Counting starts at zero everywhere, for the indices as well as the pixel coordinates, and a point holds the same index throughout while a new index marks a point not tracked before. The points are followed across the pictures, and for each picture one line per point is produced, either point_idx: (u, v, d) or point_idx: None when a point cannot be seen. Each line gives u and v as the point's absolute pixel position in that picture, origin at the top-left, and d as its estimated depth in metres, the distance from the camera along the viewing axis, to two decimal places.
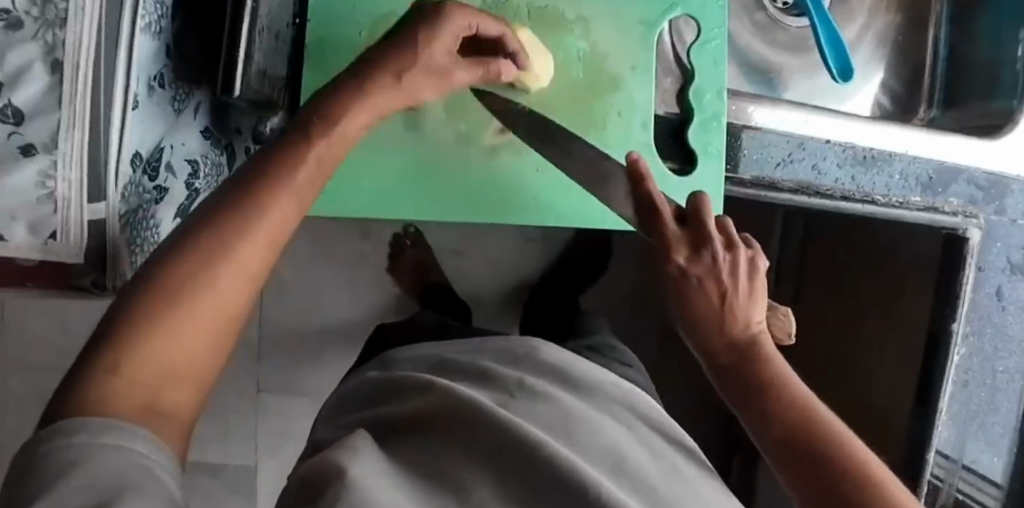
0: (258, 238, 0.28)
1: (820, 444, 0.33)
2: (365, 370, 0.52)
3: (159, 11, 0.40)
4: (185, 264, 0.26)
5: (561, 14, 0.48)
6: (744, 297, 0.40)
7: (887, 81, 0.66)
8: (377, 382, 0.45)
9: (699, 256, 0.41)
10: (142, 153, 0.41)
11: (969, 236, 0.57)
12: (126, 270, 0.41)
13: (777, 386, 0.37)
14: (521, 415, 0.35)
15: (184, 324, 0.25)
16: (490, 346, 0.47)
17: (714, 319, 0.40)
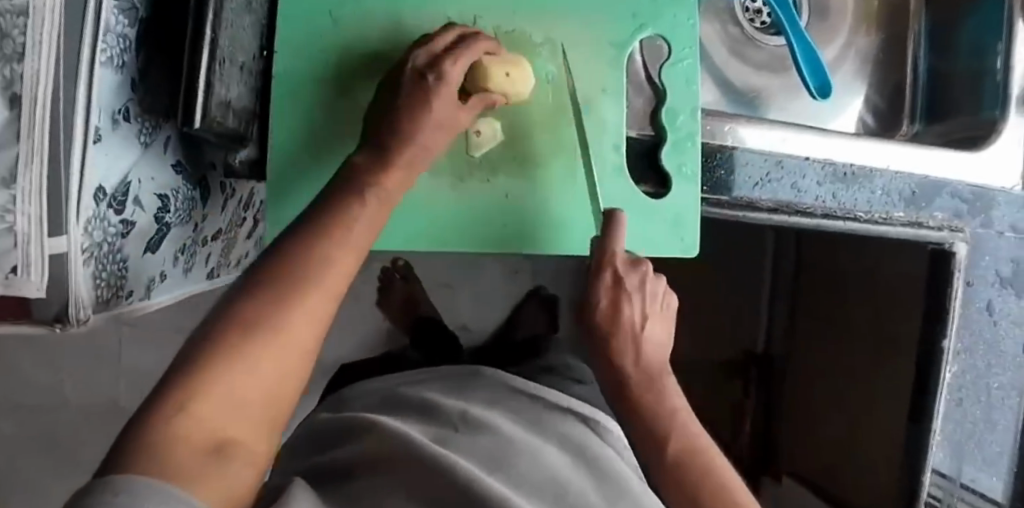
0: (323, 286, 0.32)
1: (690, 458, 0.45)
2: (320, 415, 0.60)
3: (121, 45, 0.40)
4: (257, 312, 0.30)
5: (531, 38, 0.48)
6: (655, 326, 0.49)
7: (868, 97, 0.65)
8: (337, 423, 0.54)
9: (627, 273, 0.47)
10: (107, 188, 0.40)
11: (956, 251, 0.56)
12: (91, 304, 0.41)
13: (658, 406, 0.48)
14: (463, 451, 0.44)
15: (256, 365, 0.29)
16: (438, 388, 0.56)
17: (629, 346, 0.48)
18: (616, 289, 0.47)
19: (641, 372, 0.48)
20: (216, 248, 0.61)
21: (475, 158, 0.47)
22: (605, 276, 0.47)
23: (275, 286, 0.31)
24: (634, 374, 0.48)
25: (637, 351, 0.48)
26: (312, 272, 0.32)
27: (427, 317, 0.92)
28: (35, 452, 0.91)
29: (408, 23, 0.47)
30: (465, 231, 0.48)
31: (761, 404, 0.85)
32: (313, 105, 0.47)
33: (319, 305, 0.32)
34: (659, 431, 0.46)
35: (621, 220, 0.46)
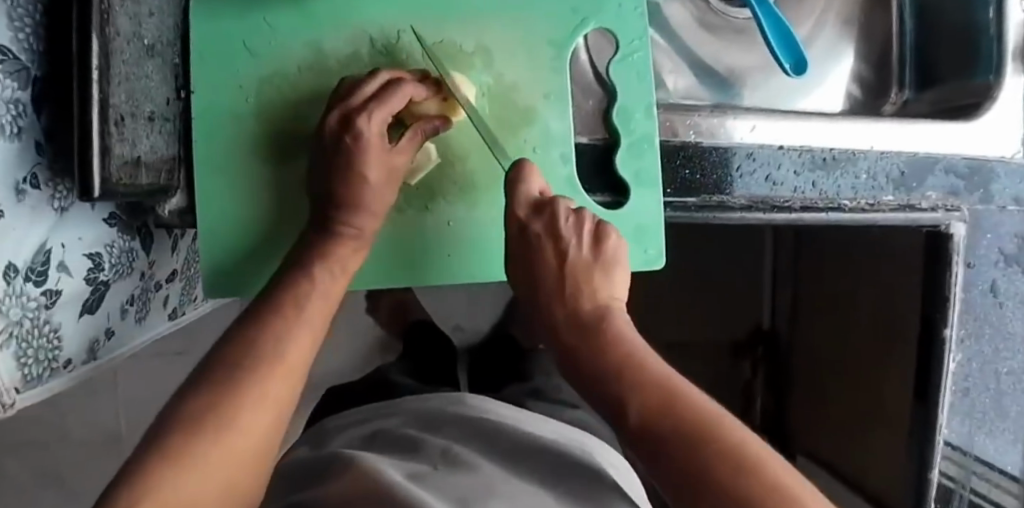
0: (279, 374, 0.33)
1: (663, 410, 0.31)
2: (296, 448, 0.50)
3: (14, 110, 0.36)
4: (215, 403, 0.30)
5: (460, 49, 0.45)
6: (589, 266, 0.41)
7: (855, 66, 0.60)
8: (292, 479, 0.42)
9: (539, 211, 0.41)
10: (19, 263, 0.37)
11: (953, 232, 0.51)
12: (17, 385, 0.38)
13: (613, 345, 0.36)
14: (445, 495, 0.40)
15: (219, 447, 0.29)
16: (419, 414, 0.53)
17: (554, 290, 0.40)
18: (525, 238, 0.41)
19: (580, 327, 0.38)
20: (175, 288, 0.59)
21: (414, 186, 0.45)
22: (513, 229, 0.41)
23: (233, 376, 0.32)
24: (570, 329, 0.38)
25: (564, 299, 0.40)
26: (269, 361, 0.33)
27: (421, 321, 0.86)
28: (40, 486, 0.91)
29: (328, 47, 0.44)
30: (407, 269, 0.45)
31: (769, 380, 0.83)
32: (237, 144, 0.44)
33: (272, 390, 0.32)
34: (615, 365, 0.35)
35: (524, 167, 0.41)
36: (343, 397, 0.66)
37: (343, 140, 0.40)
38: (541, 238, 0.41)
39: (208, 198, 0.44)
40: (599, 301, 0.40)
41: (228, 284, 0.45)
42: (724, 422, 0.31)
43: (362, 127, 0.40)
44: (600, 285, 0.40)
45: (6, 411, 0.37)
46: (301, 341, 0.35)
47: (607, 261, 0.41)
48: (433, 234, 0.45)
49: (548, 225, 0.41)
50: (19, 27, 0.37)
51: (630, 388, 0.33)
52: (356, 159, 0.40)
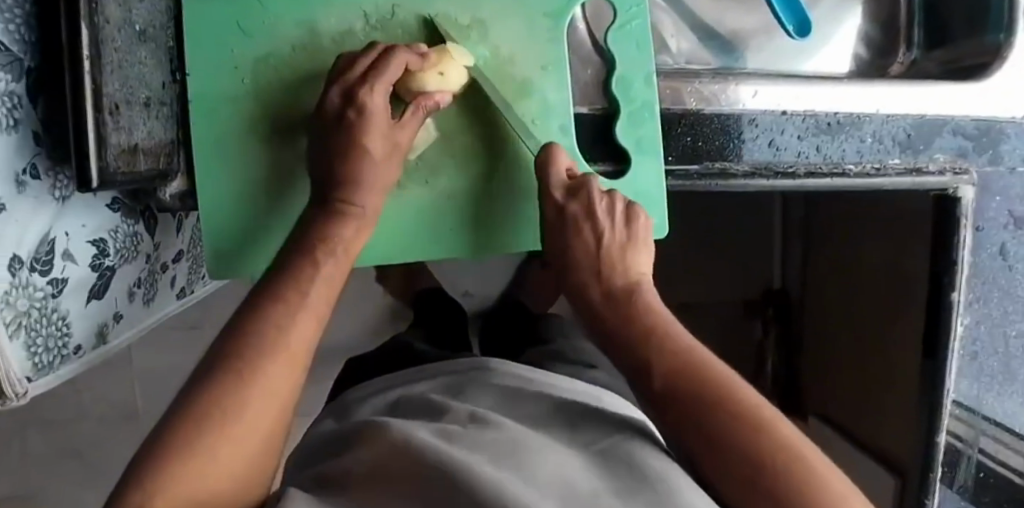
0: (284, 361, 0.33)
1: (678, 373, 0.33)
2: (320, 421, 0.48)
3: (10, 102, 0.36)
4: (219, 395, 0.30)
5: (455, 21, 0.44)
6: (620, 243, 0.41)
7: (861, 27, 0.59)
8: (311, 455, 0.41)
9: (575, 194, 0.42)
10: (22, 254, 0.38)
11: (961, 196, 0.49)
12: (29, 374, 0.39)
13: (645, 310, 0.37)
14: (463, 445, 0.32)
15: (223, 445, 0.29)
16: (446, 373, 0.47)
17: (590, 262, 0.41)
18: (561, 220, 0.42)
19: (611, 298, 0.39)
20: (181, 269, 0.60)
21: (412, 162, 0.44)
22: (550, 210, 0.43)
23: (239, 363, 0.31)
24: (603, 301, 0.39)
25: (599, 278, 0.40)
26: (275, 346, 0.33)
27: (432, 289, 0.85)
28: (63, 467, 0.93)
29: (322, 25, 0.44)
30: (410, 246, 0.45)
31: (781, 340, 0.83)
32: (235, 126, 0.44)
33: (277, 379, 0.32)
34: (642, 330, 0.36)
35: (556, 155, 0.43)
36: (358, 370, 0.62)
37: (346, 113, 0.40)
38: (576, 217, 0.42)
39: (207, 184, 0.44)
40: (628, 274, 0.40)
41: (229, 266, 0.45)
42: (736, 385, 0.32)
43: (365, 97, 0.40)
44: (632, 260, 0.41)
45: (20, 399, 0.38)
46: (302, 323, 0.35)
47: (636, 240, 0.42)
48: (432, 210, 0.45)
49: (582, 206, 0.42)
50: (9, 18, 0.36)
51: (655, 348, 0.35)
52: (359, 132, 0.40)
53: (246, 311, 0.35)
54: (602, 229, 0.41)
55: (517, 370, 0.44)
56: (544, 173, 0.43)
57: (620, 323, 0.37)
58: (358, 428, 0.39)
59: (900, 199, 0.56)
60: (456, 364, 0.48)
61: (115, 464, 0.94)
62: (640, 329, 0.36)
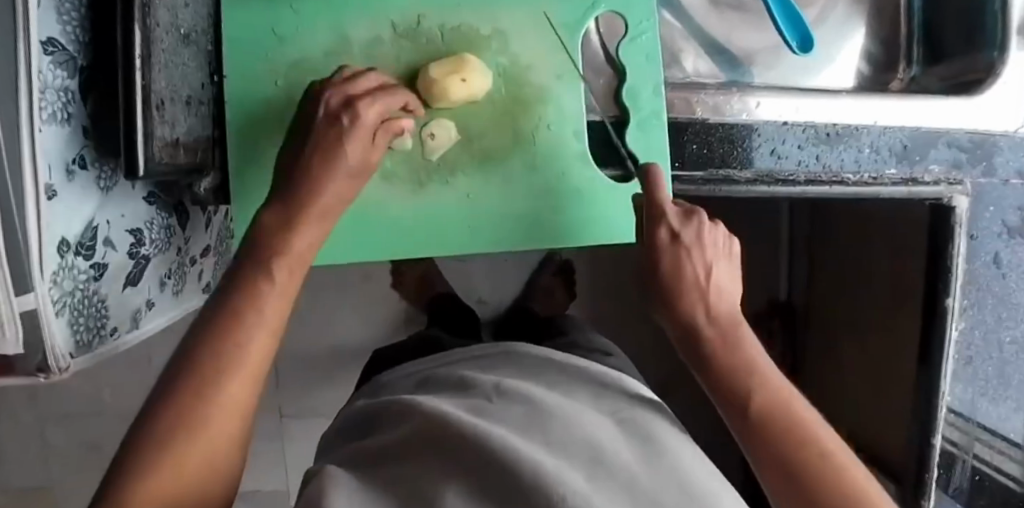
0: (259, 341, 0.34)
1: (774, 414, 0.37)
2: (355, 403, 0.52)
3: (64, 98, 0.40)
4: (196, 379, 0.32)
5: (477, 31, 0.46)
6: (723, 273, 0.42)
7: (863, 44, 0.61)
8: (357, 432, 0.45)
9: (687, 223, 0.41)
10: (70, 238, 0.41)
11: (955, 205, 0.52)
12: (71, 350, 0.42)
13: (739, 333, 0.40)
14: (495, 419, 0.37)
15: (207, 428, 0.31)
16: (475, 355, 0.51)
17: (697, 296, 0.40)
18: (674, 247, 0.41)
19: (716, 323, 0.40)
20: (208, 264, 0.62)
21: (433, 162, 0.47)
22: (661, 234, 0.41)
23: (214, 350, 0.33)
24: (708, 325, 0.40)
25: (704, 301, 0.40)
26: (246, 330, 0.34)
27: (445, 294, 0.89)
28: (82, 459, 0.96)
29: (352, 32, 0.46)
30: (428, 241, 0.48)
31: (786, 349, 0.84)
32: (267, 126, 0.47)
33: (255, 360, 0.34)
34: (736, 358, 0.39)
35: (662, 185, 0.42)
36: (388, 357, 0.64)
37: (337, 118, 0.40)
38: (688, 247, 0.41)
39: (240, 180, 0.47)
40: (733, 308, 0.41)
41: None
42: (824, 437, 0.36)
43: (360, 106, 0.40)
44: (729, 288, 0.42)
45: (61, 373, 0.41)
46: (276, 303, 0.36)
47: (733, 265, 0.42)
48: (449, 208, 0.47)
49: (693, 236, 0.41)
50: (66, 20, 0.40)
51: (753, 384, 0.38)
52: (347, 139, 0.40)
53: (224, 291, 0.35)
54: (711, 260, 0.41)
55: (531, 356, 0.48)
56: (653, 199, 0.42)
57: (718, 350, 0.39)
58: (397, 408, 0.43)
59: (897, 209, 0.59)
60: (485, 351, 0.51)
61: None
62: (742, 358, 0.39)
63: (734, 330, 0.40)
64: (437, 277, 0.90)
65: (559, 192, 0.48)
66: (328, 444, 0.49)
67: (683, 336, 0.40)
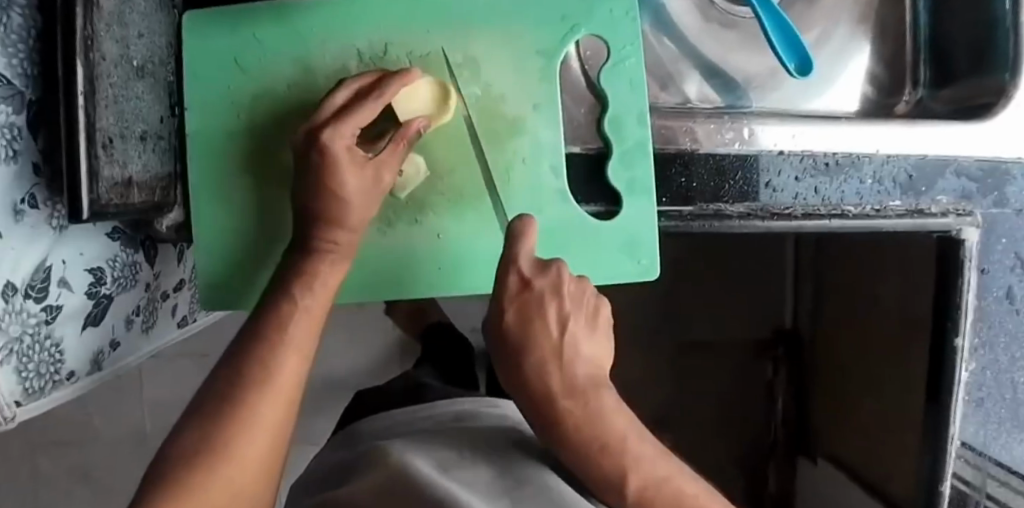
0: (273, 399, 0.32)
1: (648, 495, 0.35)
2: (329, 451, 0.50)
3: (9, 134, 0.38)
4: (217, 412, 0.31)
5: (447, 59, 0.44)
6: (584, 330, 0.39)
7: (867, 66, 0.58)
8: (322, 482, 0.43)
9: (545, 272, 0.39)
10: (16, 281, 0.39)
11: (964, 238, 0.48)
12: (19, 398, 0.40)
13: (597, 405, 0.37)
14: (473, 478, 0.36)
15: (216, 482, 0.29)
16: (453, 406, 0.49)
17: (550, 349, 0.38)
18: (524, 297, 0.38)
19: (572, 385, 0.37)
20: (183, 297, 0.60)
21: (403, 200, 0.44)
22: (511, 280, 0.38)
23: (246, 378, 0.32)
24: (562, 392, 0.37)
25: (559, 359, 0.38)
26: (263, 386, 0.32)
27: (439, 326, 0.87)
28: (73, 484, 0.95)
29: (316, 62, 0.44)
30: (400, 282, 0.45)
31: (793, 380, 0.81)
32: (227, 160, 0.45)
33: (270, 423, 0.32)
34: (600, 431, 0.36)
35: (533, 231, 0.38)
36: (370, 401, 0.61)
37: (309, 155, 0.38)
38: (540, 295, 0.38)
39: (203, 217, 0.45)
40: (594, 368, 0.39)
41: (219, 299, 0.46)
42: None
43: (328, 139, 0.38)
44: (591, 350, 0.39)
45: (8, 423, 0.39)
46: (304, 331, 0.35)
47: (597, 327, 0.39)
48: (420, 247, 0.45)
49: (551, 287, 0.38)
50: (12, 53, 0.38)
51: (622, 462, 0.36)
52: (338, 171, 0.38)
53: (238, 350, 0.34)
54: (566, 314, 0.38)
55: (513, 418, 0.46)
56: (513, 251, 0.38)
57: (578, 423, 0.36)
58: (351, 470, 0.41)
59: (902, 244, 0.56)
60: (469, 404, 0.49)
61: (123, 483, 0.96)
62: (608, 426, 0.36)
63: (593, 395, 0.37)
64: (433, 310, 0.89)
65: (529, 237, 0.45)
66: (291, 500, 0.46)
67: (533, 401, 0.38)
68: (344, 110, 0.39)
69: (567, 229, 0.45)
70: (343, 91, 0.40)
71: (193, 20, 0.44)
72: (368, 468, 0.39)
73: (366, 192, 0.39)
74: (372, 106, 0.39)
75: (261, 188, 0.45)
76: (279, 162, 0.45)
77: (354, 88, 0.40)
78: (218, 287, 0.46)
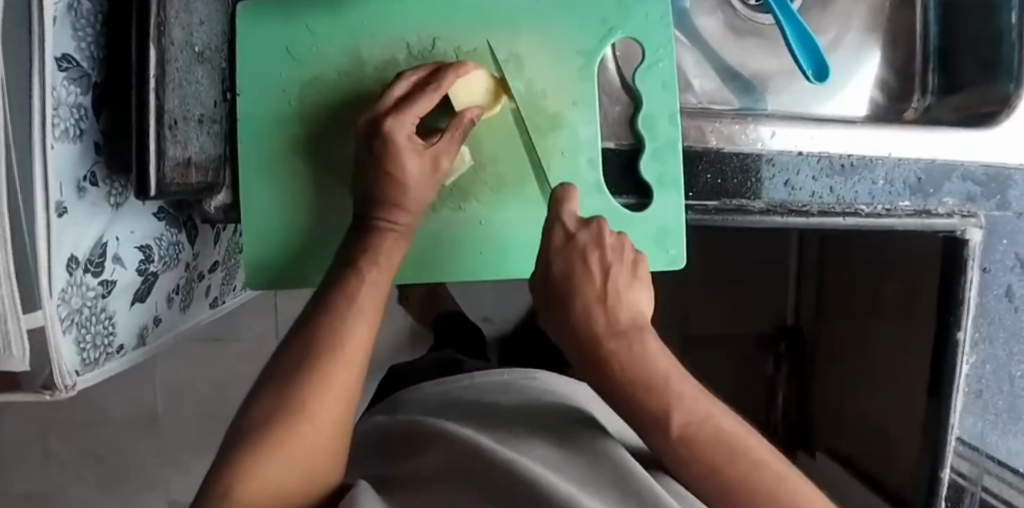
0: (345, 364, 0.35)
1: (691, 430, 0.34)
2: (373, 417, 0.54)
3: (77, 114, 0.39)
4: (291, 378, 0.34)
5: (492, 55, 0.46)
6: (625, 278, 0.39)
7: (878, 73, 0.61)
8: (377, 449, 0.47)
9: (587, 225, 0.40)
10: (79, 255, 0.40)
11: (969, 238, 0.51)
12: (78, 368, 0.41)
13: (639, 346, 0.37)
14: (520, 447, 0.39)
15: (292, 443, 0.32)
16: (495, 380, 0.52)
17: (593, 293, 0.38)
18: (567, 247, 0.39)
19: (614, 328, 0.37)
20: (216, 279, 0.62)
21: (446, 188, 0.47)
22: (556, 235, 0.40)
23: (318, 346, 0.35)
24: (605, 331, 0.37)
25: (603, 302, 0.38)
26: (335, 351, 0.35)
27: (453, 315, 0.90)
28: (85, 466, 0.97)
29: (366, 53, 0.46)
30: (439, 267, 0.48)
31: (793, 374, 0.84)
32: (277, 145, 0.47)
33: (342, 383, 0.35)
34: (639, 366, 0.36)
35: (575, 196, 0.41)
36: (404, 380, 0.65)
37: (371, 143, 0.41)
38: (583, 248, 0.39)
39: (252, 198, 0.47)
40: (637, 313, 0.38)
41: (264, 278, 0.48)
42: (748, 443, 0.34)
43: (390, 128, 0.41)
44: (633, 297, 0.39)
45: (67, 391, 0.41)
46: (369, 302, 0.38)
47: (638, 279, 0.40)
48: (460, 235, 0.48)
49: (593, 238, 0.40)
50: (82, 36, 0.40)
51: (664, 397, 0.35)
52: (399, 156, 0.41)
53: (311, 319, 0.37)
54: (609, 263, 0.39)
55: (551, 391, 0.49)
56: (556, 213, 0.41)
57: (620, 361, 0.36)
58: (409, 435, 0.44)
59: (909, 242, 0.59)
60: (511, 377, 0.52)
61: (134, 466, 0.97)
62: (650, 362, 0.36)
63: (634, 335, 0.37)
64: (448, 299, 0.91)
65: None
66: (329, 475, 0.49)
67: (577, 345, 0.38)
68: (405, 100, 0.42)
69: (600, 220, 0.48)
70: (403, 82, 0.43)
71: (250, 11, 0.46)
72: (427, 436, 0.43)
73: (424, 177, 0.42)
74: (430, 97, 0.42)
75: (309, 173, 0.47)
76: (327, 148, 0.47)
77: (414, 80, 0.43)
78: (265, 267, 0.48)
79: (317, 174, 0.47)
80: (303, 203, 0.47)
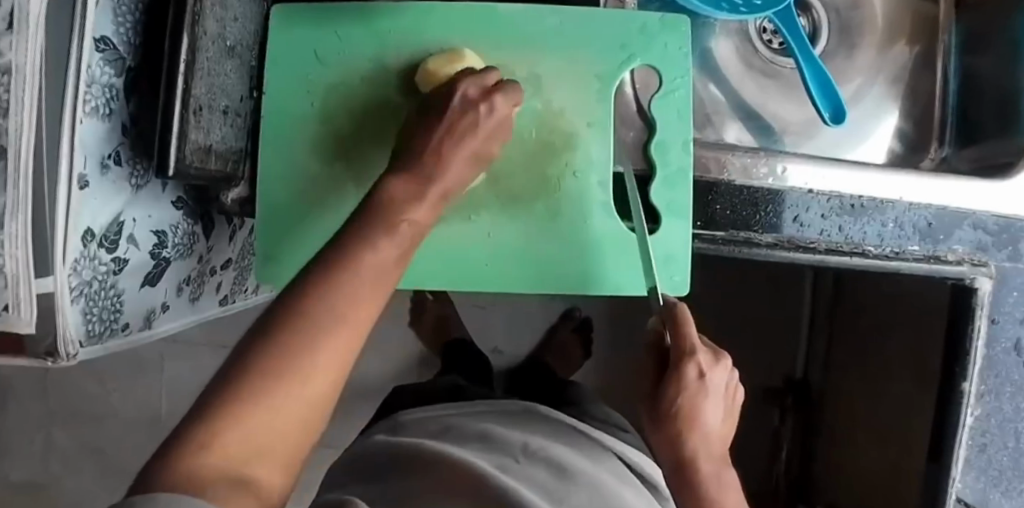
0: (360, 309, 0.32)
1: None
2: (374, 436, 0.63)
3: (108, 94, 0.41)
4: (295, 316, 0.30)
5: (514, 73, 0.47)
6: (725, 414, 0.42)
7: (896, 125, 0.62)
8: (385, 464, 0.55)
9: (715, 366, 0.40)
10: (95, 229, 0.41)
11: (977, 287, 0.51)
12: (81, 339, 0.42)
13: (724, 479, 0.42)
14: (523, 471, 0.51)
15: (286, 396, 0.28)
16: (492, 417, 0.62)
17: (707, 436, 0.41)
18: (700, 387, 0.39)
19: (714, 460, 0.42)
20: (228, 276, 0.63)
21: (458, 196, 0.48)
22: (690, 374, 0.39)
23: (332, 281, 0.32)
24: (706, 467, 0.41)
25: (711, 439, 0.41)
26: (342, 295, 0.32)
27: (462, 341, 0.91)
28: (85, 461, 0.97)
29: (391, 61, 0.47)
30: (447, 274, 0.48)
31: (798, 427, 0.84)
32: (300, 145, 0.48)
33: (330, 356, 0.30)
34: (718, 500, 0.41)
35: (688, 317, 0.40)
36: (415, 402, 0.73)
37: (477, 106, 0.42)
38: (710, 389, 0.40)
39: (267, 195, 0.48)
40: (725, 442, 0.43)
41: (272, 274, 0.49)
42: None
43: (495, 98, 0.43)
44: (726, 429, 0.43)
45: (68, 360, 0.42)
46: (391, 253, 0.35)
47: (732, 410, 0.43)
48: (466, 246, 0.48)
49: (714, 380, 0.40)
50: (121, 21, 0.41)
51: None
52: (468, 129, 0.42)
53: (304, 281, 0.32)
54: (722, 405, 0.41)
55: (558, 432, 0.60)
56: (681, 336, 0.40)
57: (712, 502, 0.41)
58: (427, 461, 0.52)
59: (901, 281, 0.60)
60: (509, 414, 0.63)
61: (129, 463, 0.97)
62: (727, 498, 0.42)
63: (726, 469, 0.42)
64: (456, 323, 0.94)
65: (565, 249, 0.49)
66: (341, 472, 0.61)
67: (674, 469, 0.41)
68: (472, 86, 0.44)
69: (608, 243, 0.49)
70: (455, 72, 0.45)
71: (282, 13, 0.48)
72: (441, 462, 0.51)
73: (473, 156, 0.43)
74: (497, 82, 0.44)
75: (330, 174, 0.48)
76: (347, 152, 0.48)
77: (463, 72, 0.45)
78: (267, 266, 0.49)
79: (338, 174, 0.48)
80: (320, 205, 0.48)
